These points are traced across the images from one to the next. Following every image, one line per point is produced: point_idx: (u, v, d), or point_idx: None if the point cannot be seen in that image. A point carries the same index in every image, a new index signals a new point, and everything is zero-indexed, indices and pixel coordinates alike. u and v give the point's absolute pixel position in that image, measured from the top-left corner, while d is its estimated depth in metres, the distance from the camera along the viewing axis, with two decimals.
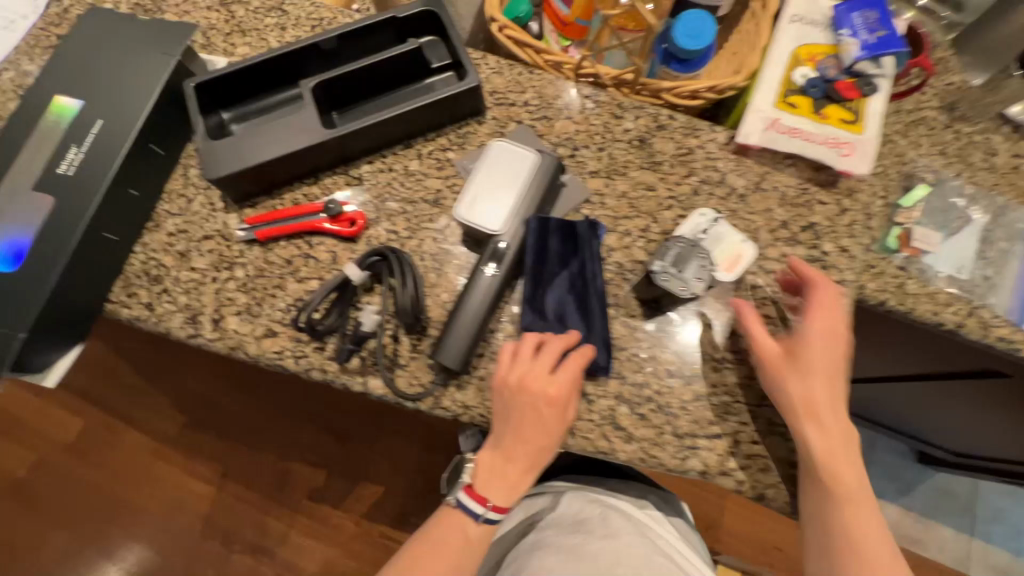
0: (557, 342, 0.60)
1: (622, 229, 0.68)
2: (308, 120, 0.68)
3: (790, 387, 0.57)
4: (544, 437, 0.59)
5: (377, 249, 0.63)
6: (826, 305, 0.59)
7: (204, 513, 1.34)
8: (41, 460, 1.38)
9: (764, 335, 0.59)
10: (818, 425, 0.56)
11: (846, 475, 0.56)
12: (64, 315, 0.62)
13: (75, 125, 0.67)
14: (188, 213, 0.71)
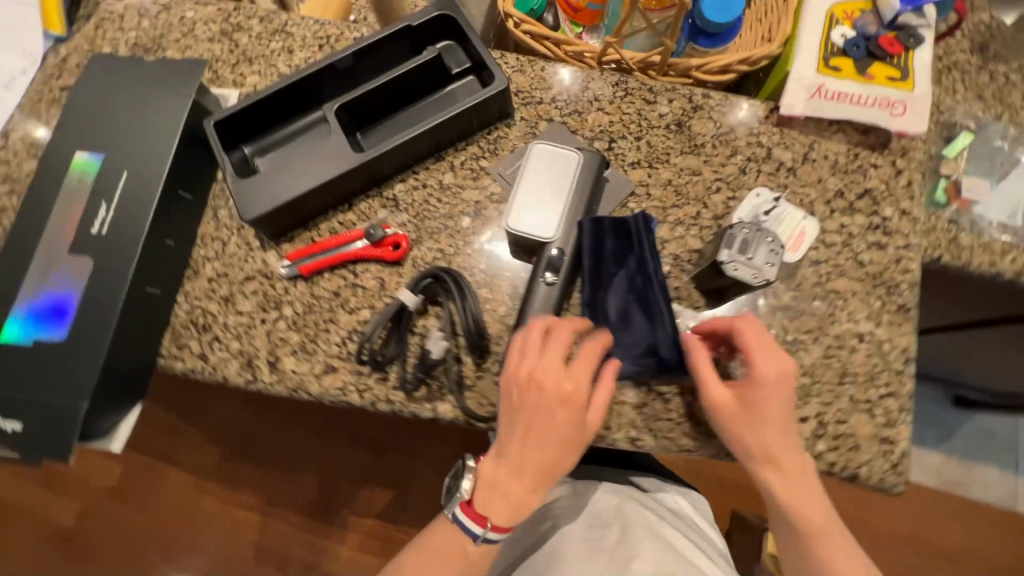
0: (566, 327, 0.57)
1: (673, 218, 0.66)
2: (337, 146, 0.67)
3: (748, 440, 0.55)
4: (549, 449, 0.56)
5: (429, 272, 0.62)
6: (757, 352, 0.55)
7: (254, 541, 1.34)
8: (88, 510, 1.37)
9: (715, 387, 0.55)
10: (779, 471, 0.55)
11: (808, 499, 0.55)
12: (121, 377, 0.61)
13: (101, 181, 0.65)
14: (225, 256, 0.69)
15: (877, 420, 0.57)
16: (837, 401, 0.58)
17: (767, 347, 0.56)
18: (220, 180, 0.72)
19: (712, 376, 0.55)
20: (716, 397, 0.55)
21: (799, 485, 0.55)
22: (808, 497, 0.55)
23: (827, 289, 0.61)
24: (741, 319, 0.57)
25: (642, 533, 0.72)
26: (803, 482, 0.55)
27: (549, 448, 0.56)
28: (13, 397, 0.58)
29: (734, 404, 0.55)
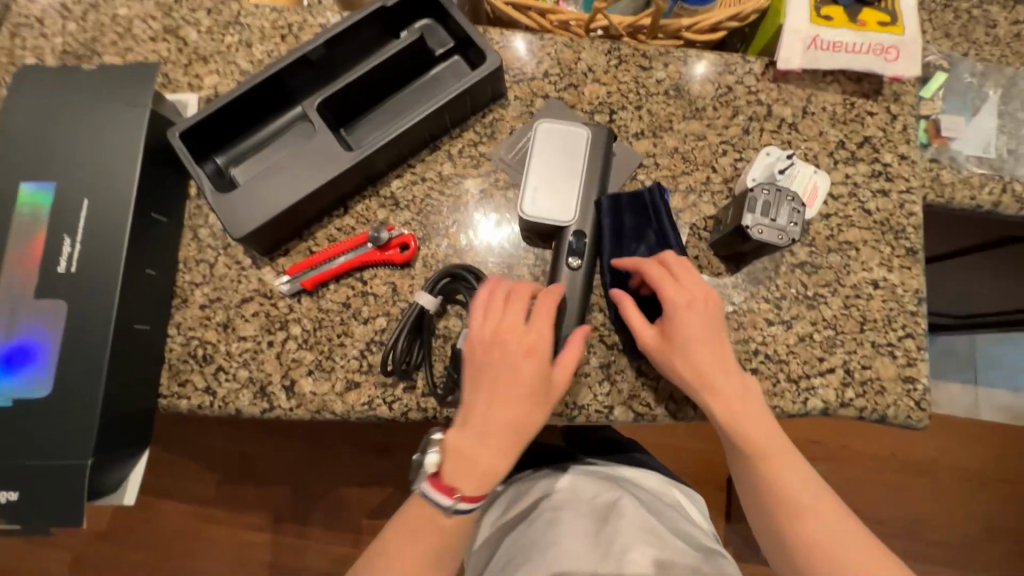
0: (524, 288, 0.57)
1: (683, 186, 0.65)
2: (326, 147, 0.62)
3: (679, 370, 0.55)
4: (519, 410, 0.54)
5: (443, 272, 0.60)
6: (669, 283, 0.56)
7: (266, 563, 1.28)
8: (82, 560, 1.28)
9: (639, 325, 0.56)
10: (717, 398, 0.55)
11: (749, 420, 0.55)
12: (122, 425, 0.56)
13: (60, 212, 0.58)
14: (216, 279, 0.64)
15: (898, 360, 0.59)
16: (860, 348, 0.60)
17: (680, 277, 0.56)
18: (195, 197, 0.66)
19: (635, 315, 0.56)
20: (642, 335, 0.56)
21: (740, 415, 0.55)
22: (752, 420, 0.55)
23: (839, 241, 0.62)
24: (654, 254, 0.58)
25: (644, 524, 0.66)
26: (744, 408, 0.55)
27: (518, 409, 0.54)
28: (2, 464, 0.52)
29: (657, 340, 0.56)
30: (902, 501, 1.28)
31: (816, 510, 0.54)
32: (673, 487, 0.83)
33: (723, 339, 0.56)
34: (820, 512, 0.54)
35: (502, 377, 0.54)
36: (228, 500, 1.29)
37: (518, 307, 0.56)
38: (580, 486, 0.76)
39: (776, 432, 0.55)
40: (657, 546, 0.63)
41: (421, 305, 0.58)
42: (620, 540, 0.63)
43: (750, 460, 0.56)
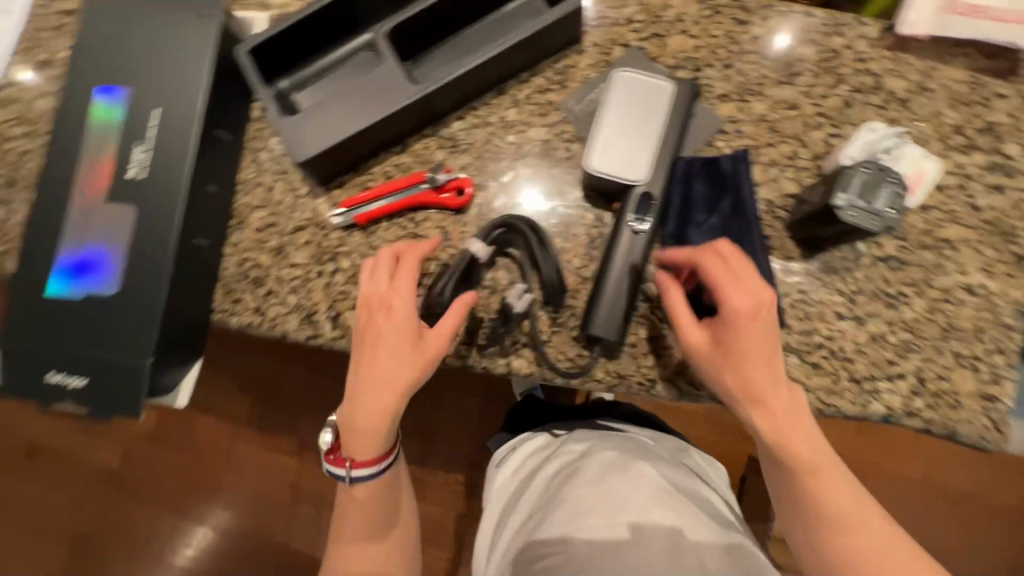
0: (415, 253, 0.56)
1: (766, 159, 0.59)
2: (393, 79, 0.60)
3: (726, 379, 0.51)
4: (390, 375, 0.54)
5: (500, 223, 0.58)
6: (727, 283, 0.50)
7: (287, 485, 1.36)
8: (127, 456, 1.40)
9: (688, 327, 0.52)
10: (765, 411, 0.50)
11: (797, 438, 0.50)
12: (178, 332, 0.58)
13: (132, 120, 0.59)
14: (272, 204, 0.64)
15: (979, 375, 0.54)
16: (939, 357, 0.55)
17: (740, 277, 0.50)
18: (257, 119, 0.65)
19: (683, 314, 0.52)
20: (690, 339, 0.52)
21: (784, 423, 0.50)
22: (802, 436, 0.50)
23: (937, 238, 0.56)
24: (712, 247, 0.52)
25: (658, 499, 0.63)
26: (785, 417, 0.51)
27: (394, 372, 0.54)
28: (73, 352, 0.56)
29: (700, 338, 0.52)
30: (930, 527, 1.21)
31: (861, 529, 0.51)
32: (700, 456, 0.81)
33: (778, 347, 0.50)
34: (870, 522, 0.51)
35: (377, 343, 0.54)
36: (259, 422, 1.37)
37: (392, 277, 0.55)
38: (606, 440, 0.75)
39: (821, 443, 0.51)
40: (677, 513, 0.62)
41: (472, 252, 0.56)
42: (640, 501, 0.62)
43: (785, 469, 0.52)
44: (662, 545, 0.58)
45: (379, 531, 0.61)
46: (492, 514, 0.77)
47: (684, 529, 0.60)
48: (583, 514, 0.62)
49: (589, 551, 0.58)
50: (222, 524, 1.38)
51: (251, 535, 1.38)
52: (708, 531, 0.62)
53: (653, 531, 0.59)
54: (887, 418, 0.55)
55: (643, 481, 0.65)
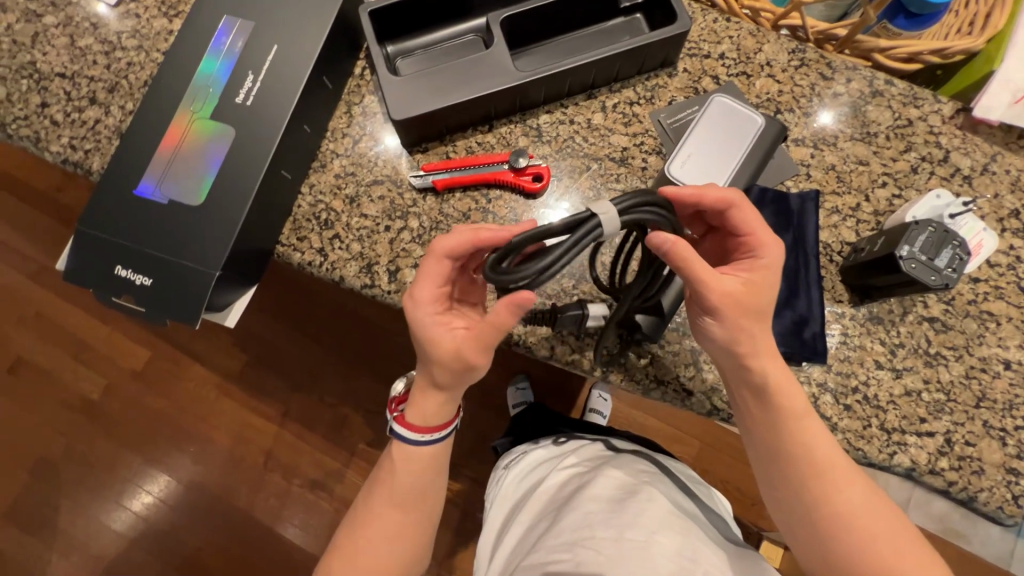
0: (468, 242, 0.50)
1: (829, 206, 0.62)
2: (498, 63, 0.64)
3: (750, 334, 0.49)
4: (456, 367, 0.52)
5: (628, 196, 0.46)
6: (757, 225, 0.50)
7: (267, 447, 1.34)
8: (115, 385, 1.38)
9: (715, 279, 0.48)
10: (765, 364, 0.50)
11: (792, 402, 0.50)
12: (245, 254, 0.60)
13: (248, 51, 0.63)
14: (355, 155, 0.67)
15: (1004, 449, 0.56)
16: (969, 423, 0.56)
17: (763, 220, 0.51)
18: (358, 75, 0.69)
19: (708, 270, 0.47)
20: (724, 289, 0.48)
21: (787, 401, 0.50)
22: (789, 392, 0.50)
23: (980, 309, 0.59)
24: (738, 193, 0.50)
25: (666, 521, 0.58)
26: (786, 418, 0.50)
27: (460, 368, 0.52)
28: (145, 251, 0.58)
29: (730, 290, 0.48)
30: None
31: (890, 556, 0.46)
32: (713, 491, 0.77)
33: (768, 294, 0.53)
34: (900, 555, 0.46)
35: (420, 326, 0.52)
36: (259, 375, 1.37)
37: (441, 270, 0.52)
38: (616, 459, 0.71)
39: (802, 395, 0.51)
40: (691, 537, 0.57)
41: (600, 221, 0.43)
42: (650, 518, 0.57)
43: (793, 486, 0.50)
44: (672, 566, 0.53)
45: (399, 506, 0.58)
46: (491, 533, 0.75)
47: (701, 557, 0.55)
48: (591, 523, 0.58)
49: (598, 558, 0.54)
50: (196, 474, 1.35)
51: (220, 492, 1.34)
52: (724, 560, 0.57)
53: (666, 549, 0.54)
54: (908, 472, 0.56)
55: (654, 499, 0.61)
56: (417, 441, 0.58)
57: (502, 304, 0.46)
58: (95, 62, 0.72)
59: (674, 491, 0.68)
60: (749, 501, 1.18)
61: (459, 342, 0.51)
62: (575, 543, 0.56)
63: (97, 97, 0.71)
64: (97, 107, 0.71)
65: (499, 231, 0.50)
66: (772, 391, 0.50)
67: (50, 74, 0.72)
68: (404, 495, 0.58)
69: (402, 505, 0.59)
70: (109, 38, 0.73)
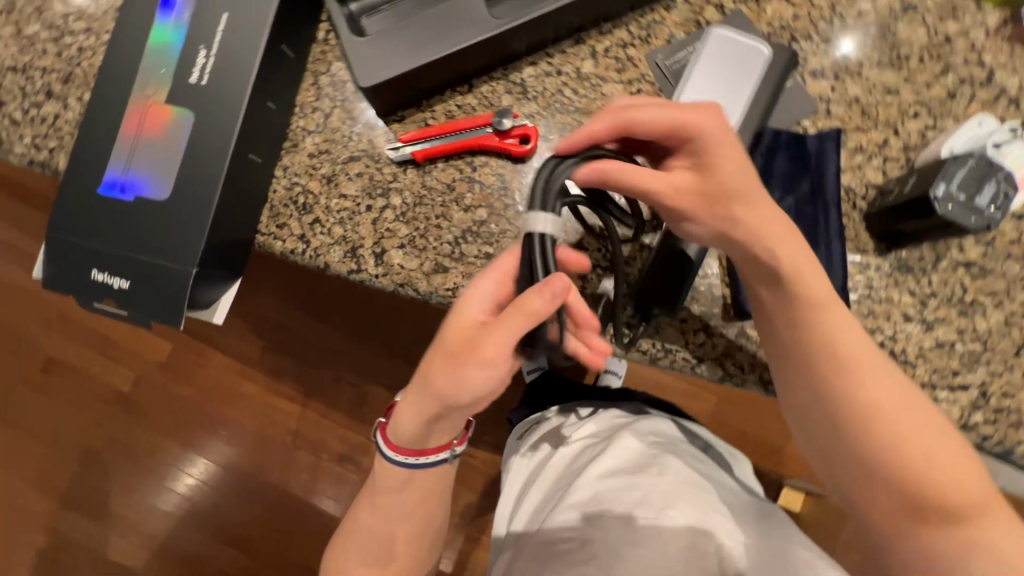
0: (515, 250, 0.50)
1: (852, 144, 0.56)
2: (471, 11, 0.57)
3: (737, 216, 0.48)
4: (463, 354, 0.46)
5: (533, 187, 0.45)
6: (656, 112, 0.47)
7: (288, 428, 1.38)
8: (136, 378, 1.42)
9: (660, 180, 0.48)
10: (771, 239, 0.48)
11: (813, 283, 0.48)
12: (223, 247, 0.57)
13: (197, 20, 0.57)
14: (327, 130, 0.62)
15: None
16: (1007, 373, 0.52)
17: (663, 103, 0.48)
18: (322, 40, 0.63)
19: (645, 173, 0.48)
20: (679, 184, 0.48)
21: (806, 288, 0.48)
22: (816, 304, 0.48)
23: None
24: (615, 106, 0.48)
25: (678, 496, 0.56)
26: (809, 310, 0.48)
27: (475, 372, 0.46)
28: (120, 253, 0.55)
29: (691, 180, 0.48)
30: None
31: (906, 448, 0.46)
32: (737, 454, 0.75)
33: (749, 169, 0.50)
34: (916, 432, 0.47)
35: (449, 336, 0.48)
36: (273, 361, 1.38)
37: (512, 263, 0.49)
38: (633, 424, 0.68)
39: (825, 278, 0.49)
40: (706, 506, 0.55)
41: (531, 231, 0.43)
42: (661, 494, 0.56)
43: (812, 381, 0.49)
44: (682, 543, 0.52)
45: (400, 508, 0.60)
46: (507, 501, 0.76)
47: (714, 527, 0.54)
48: (602, 503, 0.57)
49: (606, 541, 0.54)
50: (226, 458, 1.40)
51: (252, 472, 1.39)
52: (737, 529, 0.55)
53: (677, 523, 0.53)
54: None
55: (670, 472, 0.59)
56: (401, 463, 0.56)
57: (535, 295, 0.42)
58: (45, 51, 0.67)
59: (692, 457, 0.65)
60: (767, 452, 1.17)
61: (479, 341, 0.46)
62: (587, 525, 0.56)
63: (53, 89, 0.67)
64: (55, 100, 0.66)
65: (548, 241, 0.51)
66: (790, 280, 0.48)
67: (1, 68, 0.67)
68: (410, 497, 0.60)
69: (406, 503, 0.60)
70: (55, 23, 0.68)
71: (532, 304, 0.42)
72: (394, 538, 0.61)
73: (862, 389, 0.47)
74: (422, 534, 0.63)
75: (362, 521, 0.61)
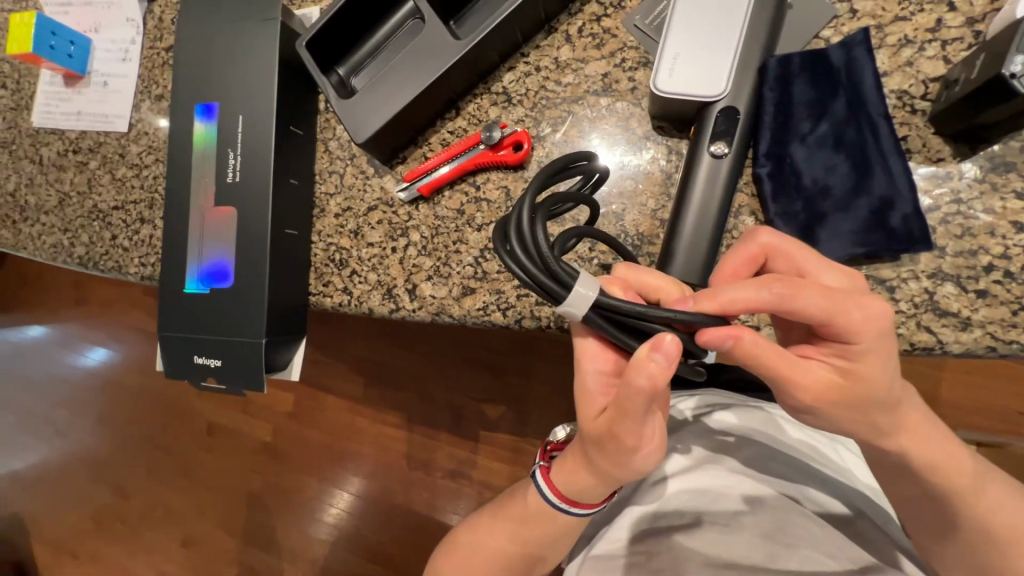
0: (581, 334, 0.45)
1: (894, 38, 0.47)
2: (436, 39, 0.58)
3: (834, 391, 0.41)
4: (614, 450, 0.43)
5: (529, 263, 0.38)
6: (810, 261, 0.40)
7: (395, 455, 1.50)
8: (269, 431, 1.65)
9: (787, 367, 0.40)
10: (856, 381, 0.40)
11: (871, 370, 0.40)
12: (282, 314, 0.65)
13: (222, 127, 0.66)
14: (345, 188, 0.67)
15: None
16: None
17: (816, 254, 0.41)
18: (324, 110, 0.69)
19: (761, 342, 0.39)
20: (789, 377, 0.40)
21: (862, 385, 0.40)
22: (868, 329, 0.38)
23: None
24: (766, 233, 0.41)
25: (759, 521, 0.54)
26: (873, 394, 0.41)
27: (632, 456, 0.43)
28: (213, 337, 0.65)
29: (802, 375, 0.40)
30: None
31: (950, 467, 0.46)
32: (842, 441, 0.66)
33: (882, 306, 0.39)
34: (952, 459, 0.46)
35: (599, 443, 0.44)
36: (369, 396, 1.52)
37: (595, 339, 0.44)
38: (700, 430, 0.65)
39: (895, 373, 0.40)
40: (784, 522, 0.53)
41: (563, 300, 0.38)
42: (734, 510, 0.55)
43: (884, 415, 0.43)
44: (759, 556, 0.51)
45: (518, 535, 0.61)
46: None
47: (799, 540, 0.52)
48: (670, 515, 0.57)
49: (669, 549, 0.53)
50: (352, 489, 1.54)
51: (378, 499, 1.51)
52: (830, 548, 0.52)
53: (751, 534, 0.53)
54: None
55: (738, 477, 0.58)
56: (582, 514, 0.53)
57: (655, 362, 0.36)
58: (133, 186, 0.83)
59: (773, 451, 0.61)
60: None
61: (635, 429, 0.41)
62: (653, 539, 0.56)
63: (144, 215, 0.81)
64: (147, 224, 0.81)
65: (641, 278, 0.42)
66: (830, 381, 0.41)
67: (107, 209, 0.84)
68: (519, 524, 0.60)
69: (510, 527, 0.61)
70: (135, 161, 0.83)
71: (650, 385, 0.37)
72: (498, 561, 0.62)
73: (901, 391, 0.42)
74: (520, 563, 0.63)
75: (486, 536, 0.63)
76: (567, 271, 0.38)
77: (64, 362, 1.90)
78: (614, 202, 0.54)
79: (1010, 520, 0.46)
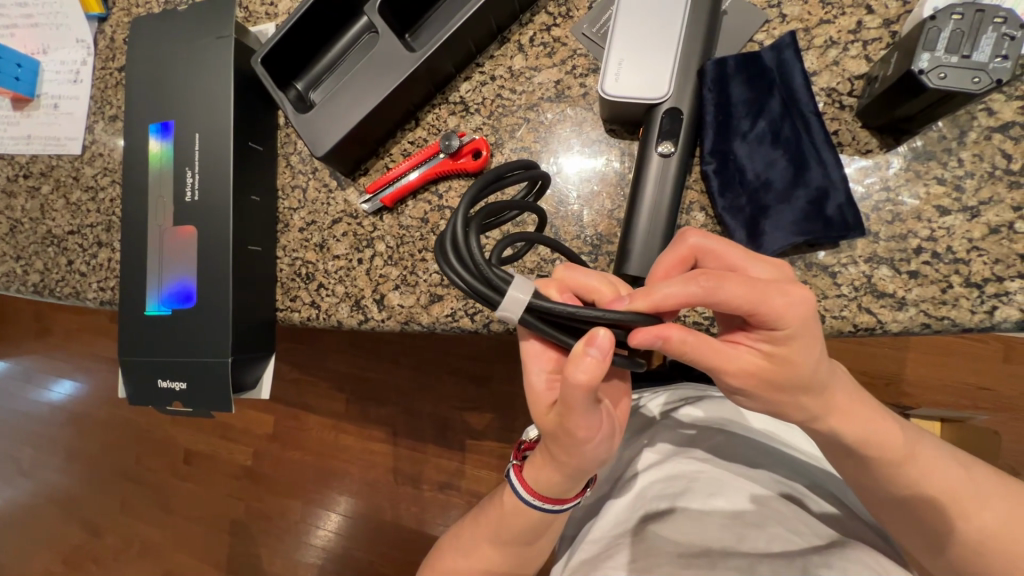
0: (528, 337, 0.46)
1: (821, 40, 0.50)
2: (390, 51, 0.59)
3: (781, 374, 0.43)
4: (571, 444, 0.44)
5: (462, 275, 0.39)
6: (735, 257, 0.42)
7: (380, 470, 1.48)
8: (247, 454, 1.61)
9: (721, 357, 0.42)
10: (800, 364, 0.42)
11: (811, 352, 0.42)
12: (248, 331, 0.64)
13: (179, 147, 0.65)
14: (309, 202, 0.67)
15: None
16: None
17: (743, 249, 0.43)
18: (284, 124, 0.69)
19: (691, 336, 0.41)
20: (734, 364, 0.42)
21: (807, 366, 0.42)
22: (810, 313, 0.40)
23: None
24: (693, 234, 0.43)
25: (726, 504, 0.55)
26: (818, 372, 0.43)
27: (594, 449, 0.44)
28: (177, 359, 0.64)
29: (746, 360, 0.43)
30: None
31: (895, 439, 0.48)
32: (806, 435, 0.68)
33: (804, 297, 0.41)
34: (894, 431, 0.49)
35: (556, 438, 0.45)
36: (350, 411, 1.50)
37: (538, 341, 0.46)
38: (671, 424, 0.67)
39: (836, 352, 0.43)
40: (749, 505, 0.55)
41: (499, 306, 0.38)
42: (703, 496, 0.57)
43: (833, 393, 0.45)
44: (728, 535, 0.52)
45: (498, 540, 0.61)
46: None
47: (766, 521, 0.54)
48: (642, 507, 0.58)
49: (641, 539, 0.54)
50: (337, 508, 1.51)
51: (366, 516, 1.48)
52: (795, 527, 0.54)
53: (719, 517, 0.54)
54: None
55: (706, 466, 0.60)
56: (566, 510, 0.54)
57: (588, 356, 0.37)
58: (89, 210, 0.80)
59: (739, 438, 0.64)
60: (883, 381, 1.06)
61: (582, 422, 0.42)
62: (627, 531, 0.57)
63: (101, 239, 0.79)
64: (105, 247, 0.79)
65: (579, 279, 0.43)
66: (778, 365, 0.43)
67: (63, 234, 0.81)
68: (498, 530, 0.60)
69: (489, 532, 0.61)
70: (90, 183, 0.81)
71: (587, 379, 0.38)
72: (480, 567, 0.62)
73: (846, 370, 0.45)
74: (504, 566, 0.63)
75: (468, 542, 0.63)
76: (501, 276, 0.39)
77: (26, 398, 1.81)
78: (573, 204, 0.56)
79: (952, 484, 0.49)
